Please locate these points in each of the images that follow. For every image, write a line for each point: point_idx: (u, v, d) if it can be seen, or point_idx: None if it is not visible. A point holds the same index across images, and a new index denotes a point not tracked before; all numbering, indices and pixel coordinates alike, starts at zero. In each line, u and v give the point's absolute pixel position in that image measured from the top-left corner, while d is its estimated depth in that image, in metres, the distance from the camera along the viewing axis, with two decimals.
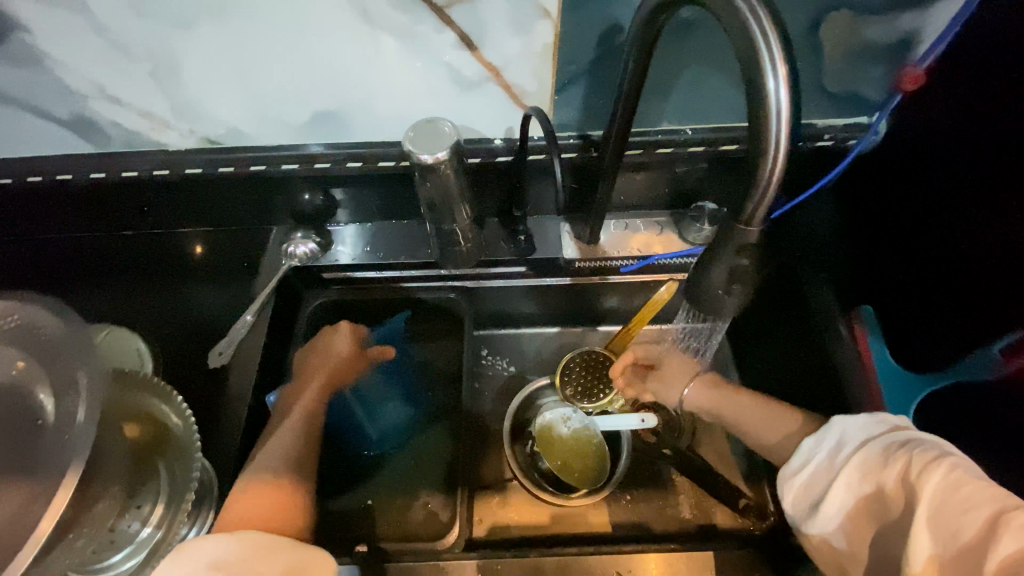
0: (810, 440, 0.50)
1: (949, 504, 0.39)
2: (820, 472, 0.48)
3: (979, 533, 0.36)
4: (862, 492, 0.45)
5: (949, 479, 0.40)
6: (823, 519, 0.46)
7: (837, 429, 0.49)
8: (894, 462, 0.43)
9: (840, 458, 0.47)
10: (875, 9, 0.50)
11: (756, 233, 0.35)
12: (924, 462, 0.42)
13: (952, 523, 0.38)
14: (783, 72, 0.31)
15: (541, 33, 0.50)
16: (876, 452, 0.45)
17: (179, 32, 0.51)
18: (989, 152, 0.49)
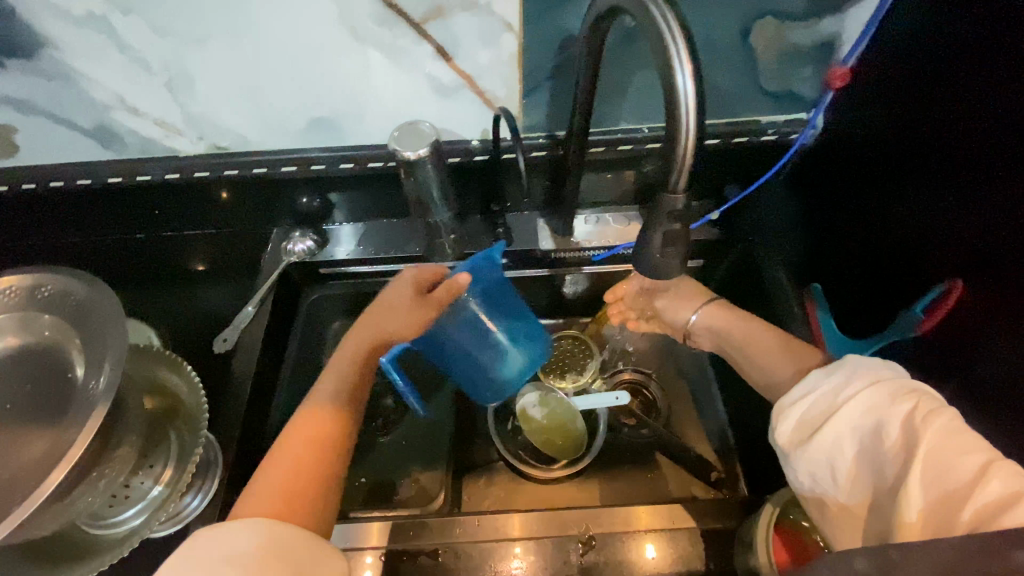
0: (814, 374, 0.45)
1: (947, 448, 0.36)
2: (820, 409, 0.43)
3: (972, 479, 0.34)
4: (862, 432, 0.40)
5: (954, 424, 0.37)
6: (810, 458, 0.42)
7: (846, 367, 0.44)
8: (902, 402, 0.39)
9: (843, 395, 0.42)
10: (795, 15, 0.58)
11: (681, 201, 0.42)
12: (930, 408, 0.38)
13: (947, 466, 0.35)
14: (689, 68, 0.37)
15: (506, 44, 0.58)
16: (884, 392, 0.41)
17: (192, 49, 0.59)
18: (909, 138, 0.55)
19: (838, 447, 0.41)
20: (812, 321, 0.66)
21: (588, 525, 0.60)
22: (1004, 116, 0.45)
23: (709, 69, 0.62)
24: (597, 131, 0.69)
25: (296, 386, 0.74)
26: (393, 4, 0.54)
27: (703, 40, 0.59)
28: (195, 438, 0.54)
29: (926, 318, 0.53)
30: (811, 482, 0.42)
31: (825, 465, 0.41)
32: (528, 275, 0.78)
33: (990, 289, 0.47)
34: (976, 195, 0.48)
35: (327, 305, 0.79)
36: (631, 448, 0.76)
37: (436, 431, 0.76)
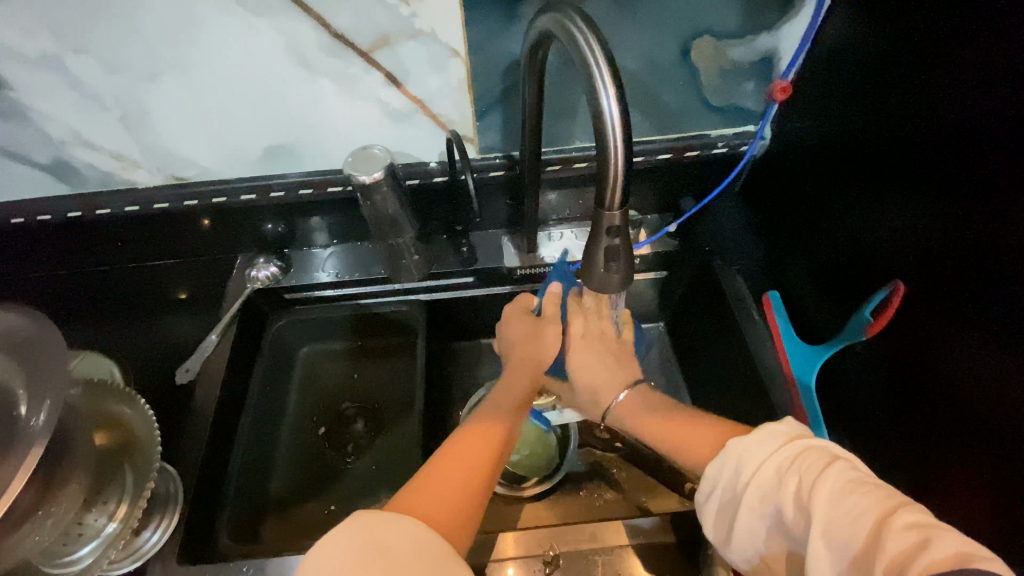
0: (712, 464, 0.45)
1: (838, 516, 0.35)
2: (726, 497, 0.43)
3: (866, 542, 0.33)
4: (766, 516, 0.41)
5: (838, 489, 0.37)
6: (741, 544, 0.43)
7: (733, 449, 0.44)
8: (791, 480, 0.39)
9: (742, 480, 0.42)
10: (731, 35, 0.61)
11: (619, 217, 0.43)
12: (813, 479, 0.38)
13: (841, 537, 0.35)
14: (612, 91, 0.40)
15: (455, 70, 0.60)
16: (773, 471, 0.41)
17: (147, 84, 0.59)
18: (850, 147, 0.58)
19: (757, 534, 0.41)
20: (770, 322, 0.68)
21: (554, 544, 0.60)
22: (929, 123, 0.48)
23: (654, 87, 0.64)
24: (552, 150, 0.71)
25: (261, 414, 0.73)
26: (340, 35, 0.57)
27: (645, 60, 0.62)
28: (150, 472, 0.54)
29: (874, 323, 0.54)
30: (756, 566, 0.43)
31: (758, 551, 0.42)
32: (493, 293, 0.79)
33: (930, 286, 0.49)
34: (909, 198, 0.50)
35: (293, 331, 0.79)
36: (605, 462, 0.75)
37: (405, 455, 0.73)
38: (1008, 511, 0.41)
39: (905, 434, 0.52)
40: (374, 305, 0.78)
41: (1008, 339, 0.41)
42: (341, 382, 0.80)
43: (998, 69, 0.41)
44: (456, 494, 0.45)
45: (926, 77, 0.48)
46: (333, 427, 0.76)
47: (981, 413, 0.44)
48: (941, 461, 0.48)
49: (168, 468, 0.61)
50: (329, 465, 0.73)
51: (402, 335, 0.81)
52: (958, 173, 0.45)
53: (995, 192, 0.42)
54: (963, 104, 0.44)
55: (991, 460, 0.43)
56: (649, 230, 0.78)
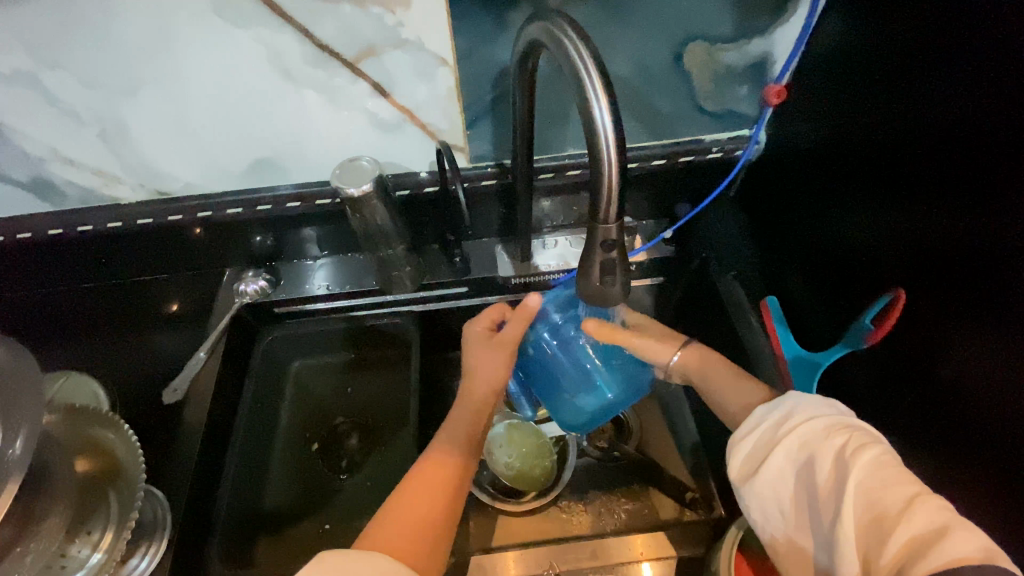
0: (760, 409, 0.47)
1: (878, 478, 0.38)
2: (761, 442, 0.45)
3: (899, 508, 0.36)
4: (798, 464, 0.42)
5: (883, 457, 0.39)
6: (756, 492, 0.43)
7: (786, 404, 0.46)
8: (836, 436, 0.41)
9: (784, 430, 0.44)
10: (723, 39, 0.60)
11: (614, 230, 0.42)
12: (860, 441, 0.40)
13: (876, 498, 0.37)
14: (604, 100, 0.39)
15: (444, 79, 0.59)
16: (820, 426, 0.42)
17: (125, 98, 0.58)
18: (846, 151, 0.57)
19: (780, 482, 0.42)
20: (770, 330, 0.67)
21: (554, 563, 0.60)
22: (923, 128, 0.47)
23: (646, 92, 0.63)
24: (544, 158, 0.70)
25: (252, 433, 0.71)
26: (325, 45, 0.55)
27: (637, 65, 0.61)
28: (134, 500, 0.52)
29: (874, 330, 0.53)
30: (761, 519, 0.43)
31: (771, 500, 0.42)
32: (487, 303, 0.77)
33: (929, 293, 0.48)
34: (906, 203, 0.49)
35: (283, 346, 0.77)
36: (606, 472, 0.74)
37: (400, 472, 0.72)
38: (1013, 526, 0.40)
39: (904, 443, 0.51)
40: (368, 317, 0.77)
41: (1007, 347, 0.40)
42: (334, 396, 0.78)
43: (993, 73, 0.41)
44: (421, 515, 0.48)
45: (920, 80, 0.47)
46: (326, 443, 0.75)
47: (982, 423, 0.43)
48: (943, 472, 0.47)
49: (154, 492, 0.59)
50: (322, 483, 0.72)
51: (396, 348, 0.80)
52: (954, 178, 0.44)
53: (994, 199, 0.41)
54: (956, 107, 0.44)
55: (993, 472, 0.42)
56: (644, 237, 0.78)
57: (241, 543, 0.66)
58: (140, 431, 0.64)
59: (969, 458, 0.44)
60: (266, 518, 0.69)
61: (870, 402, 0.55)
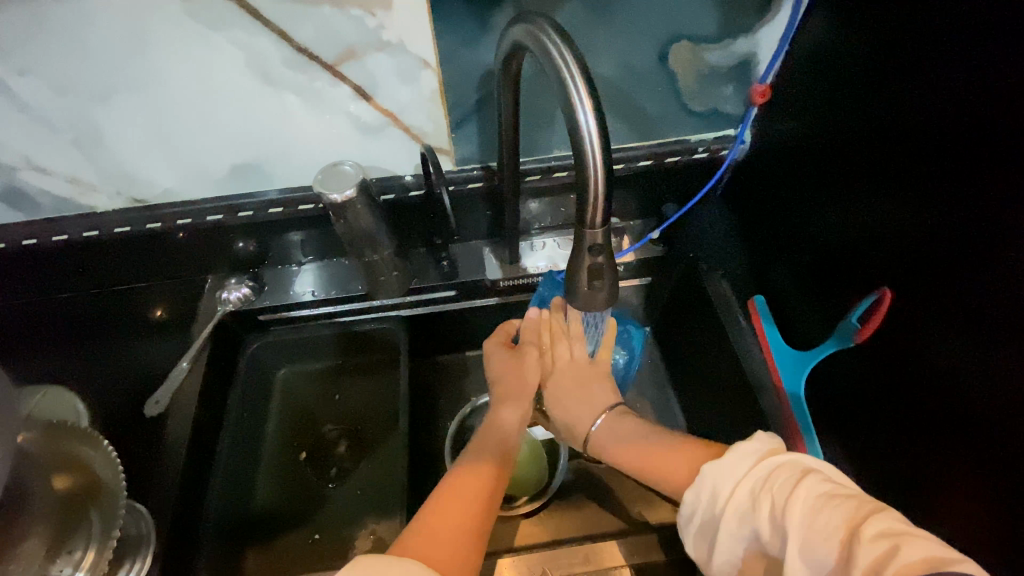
0: (688, 491, 0.44)
1: (812, 535, 0.35)
2: (704, 520, 0.43)
3: (840, 563, 0.33)
4: (745, 537, 0.40)
5: (808, 509, 0.36)
6: (721, 568, 0.42)
7: (706, 475, 0.43)
8: (762, 504, 0.39)
9: (717, 506, 0.42)
10: (708, 39, 0.60)
11: (601, 234, 0.41)
12: (783, 500, 0.38)
13: (818, 564, 0.34)
14: (588, 105, 0.38)
15: (427, 81, 0.58)
16: (746, 495, 0.40)
17: (98, 104, 0.56)
18: (832, 150, 0.57)
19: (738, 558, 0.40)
20: (758, 329, 0.67)
21: (547, 567, 0.60)
22: (906, 127, 0.47)
23: (632, 93, 0.63)
24: (531, 160, 0.69)
25: (238, 443, 0.70)
26: (304, 48, 0.54)
27: (622, 65, 0.60)
28: (116, 517, 0.50)
29: (863, 328, 0.53)
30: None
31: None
32: (476, 306, 0.77)
33: (915, 292, 0.48)
34: (891, 202, 0.50)
35: (269, 353, 0.76)
36: (597, 474, 0.74)
37: (391, 479, 0.71)
38: (1000, 521, 0.40)
39: (891, 440, 0.51)
40: (353, 323, 0.75)
41: (991, 343, 0.41)
42: (322, 404, 0.77)
43: (976, 72, 0.41)
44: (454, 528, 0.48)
45: (903, 79, 0.47)
46: (315, 451, 0.74)
47: (968, 419, 0.43)
48: (929, 468, 0.47)
49: (138, 507, 0.58)
50: (310, 492, 0.71)
51: (383, 353, 0.78)
52: (938, 176, 0.45)
53: (979, 196, 0.41)
54: (939, 106, 0.44)
55: (979, 467, 0.42)
56: (632, 237, 0.78)
57: (229, 556, 0.64)
58: (122, 444, 0.62)
59: (956, 454, 0.44)
60: (253, 530, 0.68)
61: (858, 400, 0.56)
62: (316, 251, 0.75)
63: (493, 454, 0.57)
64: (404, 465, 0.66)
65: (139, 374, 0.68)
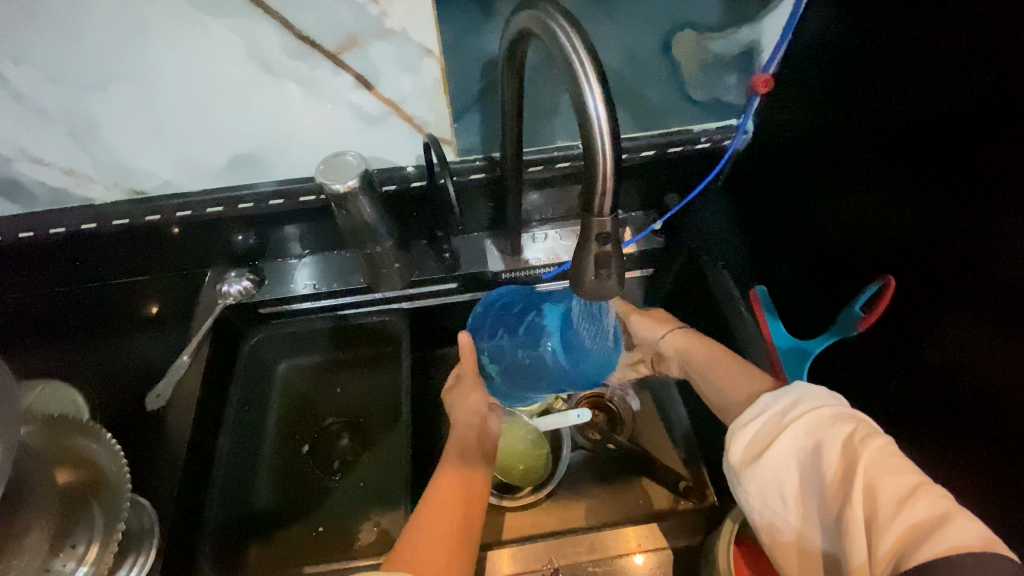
0: (766, 397, 0.47)
1: (886, 464, 0.38)
2: (767, 429, 0.45)
3: (902, 496, 0.36)
4: (804, 448, 0.42)
5: (887, 447, 0.39)
6: (762, 478, 0.43)
7: (792, 394, 0.46)
8: (843, 425, 0.41)
9: (789, 417, 0.44)
10: (711, 28, 0.60)
11: (609, 222, 0.41)
12: (867, 430, 0.40)
13: (881, 486, 0.37)
14: (597, 90, 0.38)
15: (429, 70, 0.58)
16: (827, 415, 0.43)
17: (94, 94, 0.55)
18: (835, 139, 0.57)
19: (783, 467, 0.42)
20: (759, 318, 0.67)
21: (552, 558, 0.60)
22: (908, 116, 0.47)
23: (635, 81, 0.63)
24: (532, 150, 0.69)
25: (239, 437, 0.69)
26: (304, 35, 0.53)
27: (625, 54, 0.60)
28: (121, 509, 0.50)
29: (867, 317, 0.53)
30: (761, 503, 0.43)
31: (774, 486, 0.42)
32: (478, 298, 0.77)
33: (918, 280, 0.48)
34: (894, 190, 0.50)
35: (269, 347, 0.76)
36: (600, 464, 0.74)
37: (393, 472, 0.71)
38: (1005, 507, 0.41)
39: (895, 427, 0.51)
40: (355, 315, 0.75)
41: (996, 328, 0.41)
42: (324, 397, 0.77)
43: (980, 58, 0.41)
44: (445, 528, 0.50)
45: (908, 67, 0.47)
46: (317, 445, 0.73)
47: (970, 406, 0.43)
48: (932, 455, 0.47)
49: (140, 502, 0.57)
50: (314, 485, 0.71)
51: (385, 347, 0.78)
52: (941, 164, 0.45)
53: (984, 184, 0.41)
54: (943, 93, 0.44)
55: (980, 452, 0.42)
56: (633, 228, 0.78)
57: (232, 550, 0.64)
58: (123, 438, 0.62)
59: (959, 442, 0.44)
60: (257, 524, 0.68)
61: (862, 390, 0.56)
62: (317, 243, 0.75)
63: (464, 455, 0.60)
64: (407, 457, 0.66)
65: (139, 368, 0.68)
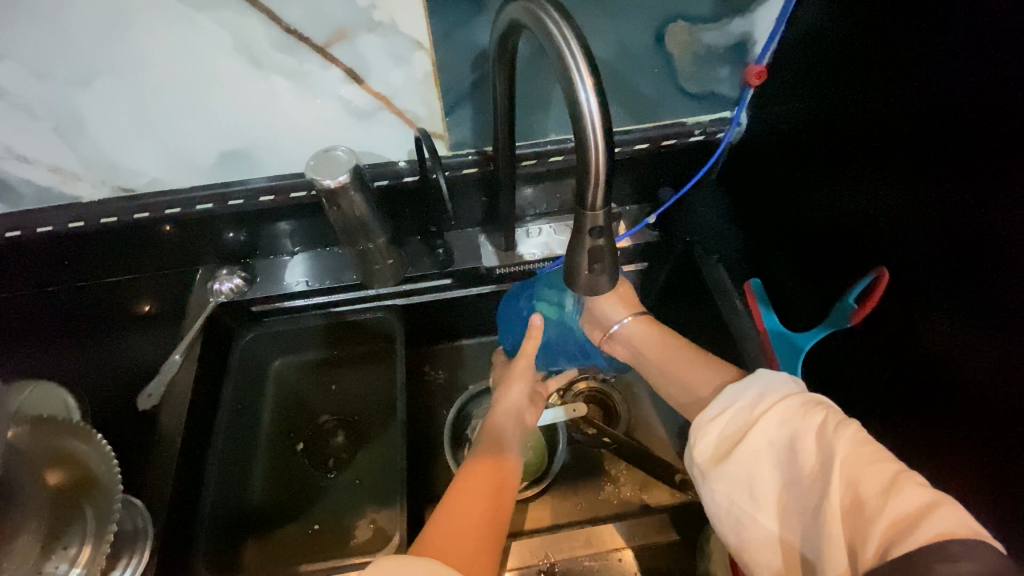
0: (730, 390, 0.47)
1: (861, 456, 0.38)
2: (736, 425, 0.45)
3: (884, 490, 0.36)
4: (777, 440, 0.42)
5: (859, 435, 0.39)
6: (734, 473, 0.43)
7: (756, 384, 0.46)
8: (813, 414, 0.42)
9: (758, 411, 0.44)
10: (703, 20, 0.60)
11: (602, 216, 0.41)
12: (837, 418, 0.41)
13: (858, 478, 0.37)
14: (589, 82, 0.38)
15: (419, 63, 0.57)
16: (795, 406, 0.43)
17: (79, 89, 0.54)
18: (828, 130, 0.57)
19: (753, 462, 0.42)
20: (754, 313, 0.67)
21: (550, 554, 0.60)
22: (902, 105, 0.47)
23: (628, 74, 0.62)
24: (526, 144, 0.68)
25: (233, 436, 0.69)
26: (293, 29, 0.53)
27: (617, 46, 0.60)
28: (111, 513, 0.49)
29: (858, 310, 0.54)
30: (730, 500, 0.43)
31: (747, 482, 0.43)
32: (472, 293, 0.76)
33: (913, 271, 0.48)
34: (886, 181, 0.50)
35: (262, 345, 0.75)
36: (596, 458, 0.74)
37: (388, 469, 0.71)
38: (999, 497, 0.41)
39: (891, 418, 0.51)
40: (350, 312, 0.74)
41: (989, 320, 0.41)
42: (318, 394, 0.77)
43: (971, 48, 0.41)
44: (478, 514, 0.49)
45: (902, 56, 0.47)
46: (311, 443, 0.73)
47: (963, 398, 0.43)
48: (925, 446, 0.47)
49: (134, 503, 0.57)
50: (308, 482, 0.70)
51: (380, 343, 0.78)
52: (934, 154, 0.45)
53: (977, 172, 0.41)
54: (937, 83, 0.44)
55: (973, 442, 0.43)
56: (628, 222, 0.78)
57: (226, 549, 0.64)
58: (114, 439, 0.61)
59: (953, 433, 0.44)
60: (251, 523, 0.67)
61: (855, 382, 0.56)
62: (309, 240, 0.74)
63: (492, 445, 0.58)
64: (403, 453, 0.66)
65: (130, 367, 0.67)
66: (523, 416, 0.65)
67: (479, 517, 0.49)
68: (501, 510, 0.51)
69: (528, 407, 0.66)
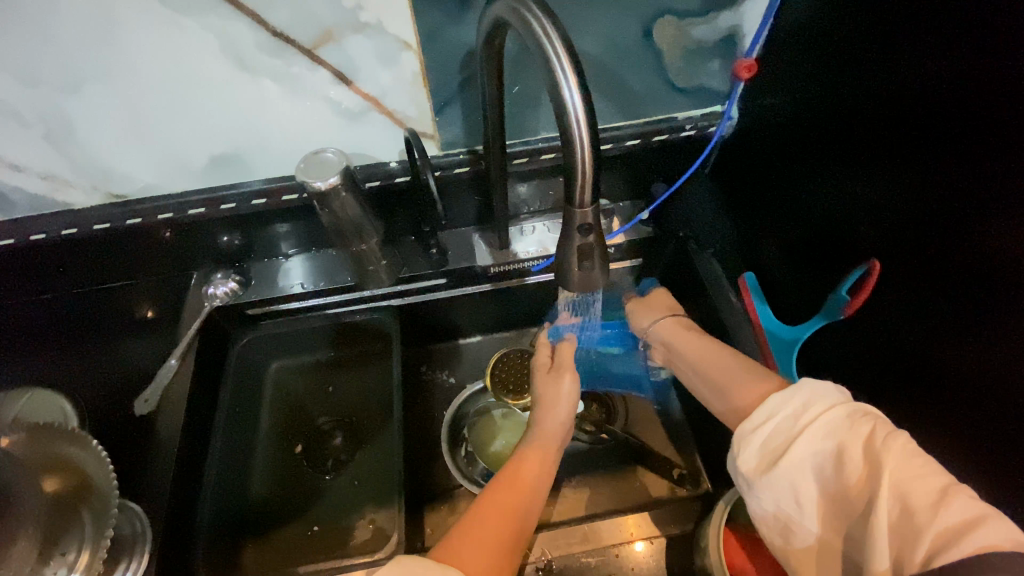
0: (775, 396, 0.46)
1: (911, 469, 0.38)
2: (782, 433, 0.44)
3: (932, 501, 0.36)
4: (825, 450, 0.42)
5: (910, 447, 0.39)
6: (775, 485, 0.43)
7: (803, 390, 0.45)
8: (861, 425, 0.41)
9: (804, 420, 0.43)
10: (691, 14, 0.59)
11: (591, 213, 0.41)
12: (885, 430, 0.40)
13: (906, 490, 0.37)
14: (574, 81, 0.37)
15: (408, 64, 0.57)
16: (842, 415, 0.42)
17: (67, 95, 0.54)
18: (818, 122, 0.57)
19: (799, 472, 0.42)
20: (748, 305, 0.68)
21: (546, 551, 0.60)
22: (890, 96, 0.47)
23: (617, 70, 0.62)
24: (518, 142, 0.68)
25: (231, 438, 0.69)
26: (279, 32, 0.53)
27: (605, 42, 0.60)
28: (109, 515, 0.49)
29: (851, 301, 0.53)
30: (776, 507, 0.43)
31: (789, 492, 0.42)
32: (466, 293, 0.76)
33: (904, 262, 0.48)
34: (878, 172, 0.50)
35: (258, 348, 0.75)
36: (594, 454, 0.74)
37: (388, 471, 0.71)
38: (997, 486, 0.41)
39: (885, 409, 0.51)
40: (345, 314, 0.74)
41: (981, 310, 0.41)
42: (316, 397, 0.77)
43: (956, 38, 0.41)
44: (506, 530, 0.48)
45: (889, 47, 0.47)
46: (310, 445, 0.73)
47: (957, 388, 0.43)
48: (922, 436, 0.47)
49: (130, 507, 0.57)
50: (308, 484, 0.71)
51: (376, 344, 0.79)
52: (923, 144, 0.44)
53: (966, 163, 0.41)
54: (925, 74, 0.44)
55: (971, 432, 0.43)
56: (622, 218, 0.78)
57: (225, 554, 0.64)
58: (111, 445, 0.61)
59: (951, 422, 0.44)
60: (252, 524, 0.68)
61: (849, 375, 0.56)
62: (304, 242, 0.74)
63: (534, 458, 0.57)
64: (400, 453, 0.66)
65: (125, 372, 0.67)
66: (567, 432, 0.63)
67: (506, 523, 0.49)
68: (529, 517, 0.51)
69: (572, 426, 0.64)
